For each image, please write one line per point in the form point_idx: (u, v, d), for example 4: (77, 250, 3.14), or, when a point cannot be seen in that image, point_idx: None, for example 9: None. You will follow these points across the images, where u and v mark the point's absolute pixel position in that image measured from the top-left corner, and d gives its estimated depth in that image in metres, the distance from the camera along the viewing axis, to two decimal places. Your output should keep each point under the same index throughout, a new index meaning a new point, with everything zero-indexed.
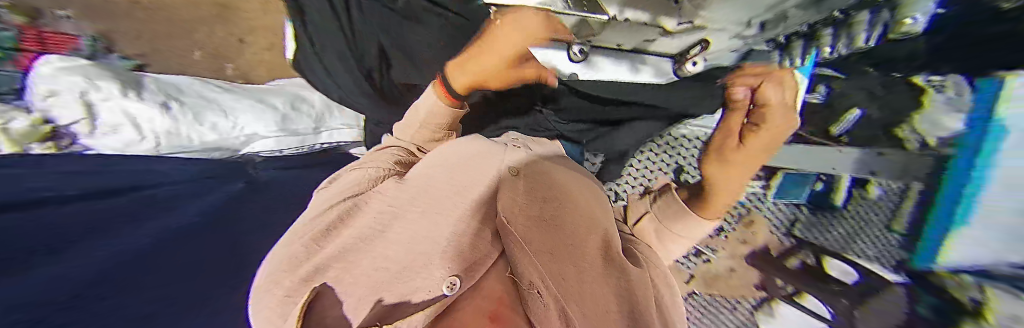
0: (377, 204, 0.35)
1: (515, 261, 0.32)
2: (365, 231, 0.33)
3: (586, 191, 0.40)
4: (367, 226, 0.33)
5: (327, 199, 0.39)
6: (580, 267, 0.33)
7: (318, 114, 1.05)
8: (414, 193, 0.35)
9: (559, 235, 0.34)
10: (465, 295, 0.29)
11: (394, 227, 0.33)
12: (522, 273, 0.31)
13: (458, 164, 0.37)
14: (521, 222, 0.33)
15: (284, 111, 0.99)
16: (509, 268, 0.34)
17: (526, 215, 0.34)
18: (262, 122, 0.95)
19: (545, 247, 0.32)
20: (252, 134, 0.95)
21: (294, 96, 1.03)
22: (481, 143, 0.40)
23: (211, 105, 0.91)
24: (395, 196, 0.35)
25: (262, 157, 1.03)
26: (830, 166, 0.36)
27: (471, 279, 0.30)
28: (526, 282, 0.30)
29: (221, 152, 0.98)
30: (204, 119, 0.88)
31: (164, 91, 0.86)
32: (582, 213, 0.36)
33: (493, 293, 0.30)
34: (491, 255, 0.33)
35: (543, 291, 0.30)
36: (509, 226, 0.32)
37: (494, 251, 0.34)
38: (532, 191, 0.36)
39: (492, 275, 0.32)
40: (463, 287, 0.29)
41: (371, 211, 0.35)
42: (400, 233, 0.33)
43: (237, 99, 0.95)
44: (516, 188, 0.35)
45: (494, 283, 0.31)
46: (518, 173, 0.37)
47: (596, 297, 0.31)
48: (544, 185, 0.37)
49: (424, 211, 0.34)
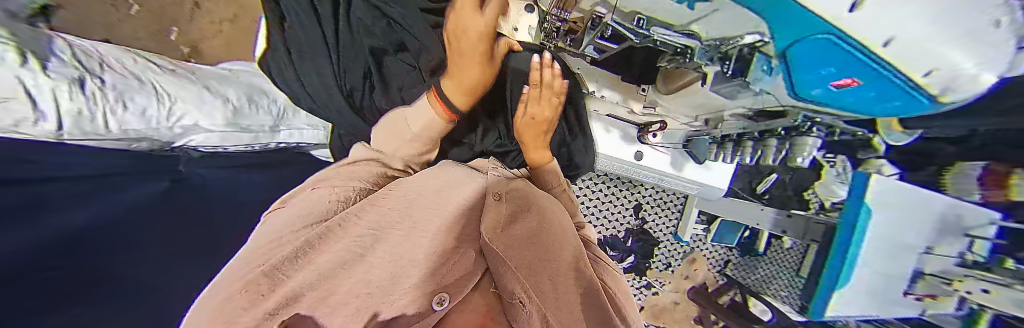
0: (351, 230, 0.29)
1: (499, 277, 0.26)
2: (348, 253, 0.26)
3: (557, 211, 0.37)
4: (346, 250, 0.27)
5: (279, 224, 0.31)
6: (557, 281, 0.27)
7: (274, 109, 0.65)
8: (397, 215, 0.30)
9: (541, 254, 0.28)
10: (452, 313, 0.25)
11: (377, 252, 0.27)
12: (503, 286, 0.26)
13: (427, 191, 0.32)
14: (502, 241, 0.27)
15: (237, 103, 0.59)
16: (492, 283, 0.29)
17: (507, 236, 0.28)
18: (209, 117, 0.54)
19: (524, 262, 0.27)
20: (193, 126, 0.52)
21: (253, 88, 0.64)
22: (458, 169, 0.37)
23: (144, 87, 0.47)
24: (375, 220, 0.30)
25: (201, 151, 0.57)
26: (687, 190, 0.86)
27: (459, 295, 0.25)
28: (507, 294, 0.25)
29: (150, 143, 0.48)
30: (129, 101, 0.43)
31: (73, 52, 0.40)
32: (557, 234, 0.32)
33: (478, 310, 0.26)
34: (476, 272, 0.28)
35: (527, 302, 0.23)
36: (491, 245, 0.27)
37: (477, 270, 0.29)
38: (513, 214, 0.31)
39: (474, 294, 0.27)
40: (451, 305, 0.25)
41: (345, 238, 0.28)
42: (384, 257, 0.26)
43: (179, 83, 0.52)
44: (500, 211, 0.31)
45: (477, 298, 0.27)
46: (500, 198, 0.33)
47: (576, 313, 0.26)
48: (522, 208, 0.33)
49: (408, 233, 0.28)
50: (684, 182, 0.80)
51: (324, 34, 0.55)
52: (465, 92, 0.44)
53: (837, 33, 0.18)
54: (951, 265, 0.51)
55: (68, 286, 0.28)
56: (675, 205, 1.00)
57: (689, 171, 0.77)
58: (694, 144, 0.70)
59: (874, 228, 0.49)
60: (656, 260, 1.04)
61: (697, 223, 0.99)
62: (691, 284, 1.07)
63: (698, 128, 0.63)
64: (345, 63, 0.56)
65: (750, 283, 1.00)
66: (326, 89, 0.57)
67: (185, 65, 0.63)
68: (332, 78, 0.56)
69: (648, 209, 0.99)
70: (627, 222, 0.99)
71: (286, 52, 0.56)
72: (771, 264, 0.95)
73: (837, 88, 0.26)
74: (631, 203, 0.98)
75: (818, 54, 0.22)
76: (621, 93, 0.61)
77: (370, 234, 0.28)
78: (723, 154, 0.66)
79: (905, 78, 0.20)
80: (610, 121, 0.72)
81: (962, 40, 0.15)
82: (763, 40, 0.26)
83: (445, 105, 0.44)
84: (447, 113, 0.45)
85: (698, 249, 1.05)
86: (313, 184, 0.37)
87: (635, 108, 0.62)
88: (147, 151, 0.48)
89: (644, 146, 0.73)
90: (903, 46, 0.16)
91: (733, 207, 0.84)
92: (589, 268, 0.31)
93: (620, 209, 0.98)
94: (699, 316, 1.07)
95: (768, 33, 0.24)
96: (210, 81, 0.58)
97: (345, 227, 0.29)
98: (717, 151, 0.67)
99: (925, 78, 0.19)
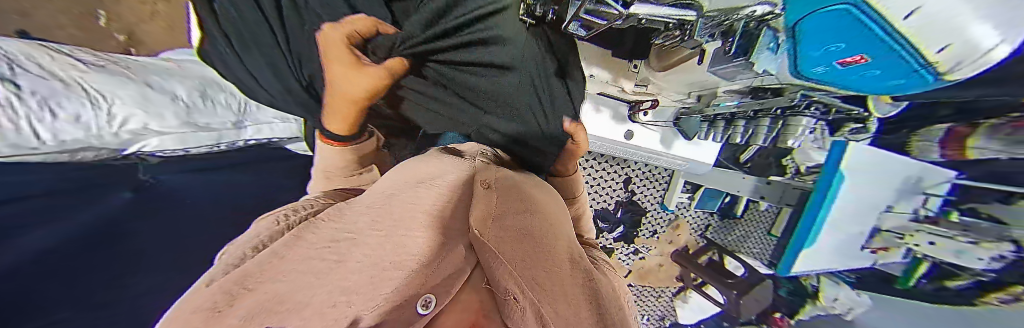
0: (324, 234, 0.22)
1: (490, 269, 0.22)
2: (313, 263, 0.17)
3: (549, 200, 0.38)
4: (315, 258, 0.18)
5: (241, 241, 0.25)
6: (553, 274, 0.24)
7: (233, 104, 0.68)
8: (379, 213, 0.25)
9: (534, 247, 0.26)
10: (442, 317, 0.17)
11: (357, 255, 0.18)
12: (496, 281, 0.21)
13: (409, 188, 0.28)
14: (492, 236, 0.23)
15: (187, 100, 0.61)
16: (484, 277, 0.23)
17: (498, 228, 0.24)
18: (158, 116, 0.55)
19: (517, 258, 0.22)
20: (142, 129, 0.54)
21: (202, 80, 0.66)
22: (449, 164, 0.35)
23: (73, 91, 0.47)
24: (352, 221, 0.24)
25: (157, 157, 0.57)
26: (677, 163, 0.87)
27: (450, 296, 0.17)
28: (500, 290, 0.20)
29: (95, 152, 0.49)
30: (57, 107, 0.45)
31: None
32: (548, 227, 0.31)
33: (470, 306, 0.19)
34: (466, 268, 0.21)
35: (521, 297, 0.19)
36: (484, 244, 0.22)
37: (469, 264, 0.22)
38: (502, 204, 0.29)
39: (465, 291, 0.20)
40: (440, 305, 0.17)
41: (317, 241, 0.21)
42: (362, 260, 0.17)
43: (115, 83, 0.53)
44: (490, 201, 0.28)
45: (469, 295, 0.20)
46: (490, 187, 0.30)
47: (581, 298, 0.24)
48: (513, 197, 0.32)
49: (390, 233, 0.21)
50: (673, 159, 0.82)
51: (268, 22, 0.48)
52: (348, 117, 0.41)
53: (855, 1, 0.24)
54: (905, 220, 0.61)
55: (10, 317, 0.25)
56: (663, 177, 1.03)
57: (676, 149, 0.79)
58: (684, 122, 0.73)
59: (845, 193, 0.54)
60: (643, 229, 1.11)
61: (683, 192, 1.03)
62: (674, 248, 1.16)
63: (691, 105, 0.70)
64: (296, 49, 0.49)
65: (725, 243, 1.11)
66: (289, 89, 0.53)
67: (113, 60, 0.58)
68: (288, 71, 0.51)
69: (637, 182, 1.03)
70: (616, 195, 1.03)
71: (226, 41, 0.51)
72: (746, 225, 1.04)
73: (841, 66, 0.33)
74: (620, 178, 1.01)
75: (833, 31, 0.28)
76: (612, 71, 0.61)
77: (347, 238, 0.20)
78: (712, 133, 0.75)
79: (914, 56, 0.25)
80: (602, 99, 0.71)
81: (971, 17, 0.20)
82: (771, 11, 0.33)
83: (332, 137, 0.43)
84: (340, 143, 0.43)
85: (683, 216, 1.11)
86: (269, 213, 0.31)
87: (627, 86, 0.63)
88: (88, 154, 0.49)
89: (636, 124, 0.74)
90: (923, 24, 0.22)
91: (721, 178, 0.87)
92: (583, 260, 0.31)
93: (611, 183, 1.01)
94: (680, 275, 1.20)
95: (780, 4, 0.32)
96: (151, 77, 0.59)
97: (315, 232, 0.22)
98: (707, 130, 0.74)
99: (936, 54, 0.24)
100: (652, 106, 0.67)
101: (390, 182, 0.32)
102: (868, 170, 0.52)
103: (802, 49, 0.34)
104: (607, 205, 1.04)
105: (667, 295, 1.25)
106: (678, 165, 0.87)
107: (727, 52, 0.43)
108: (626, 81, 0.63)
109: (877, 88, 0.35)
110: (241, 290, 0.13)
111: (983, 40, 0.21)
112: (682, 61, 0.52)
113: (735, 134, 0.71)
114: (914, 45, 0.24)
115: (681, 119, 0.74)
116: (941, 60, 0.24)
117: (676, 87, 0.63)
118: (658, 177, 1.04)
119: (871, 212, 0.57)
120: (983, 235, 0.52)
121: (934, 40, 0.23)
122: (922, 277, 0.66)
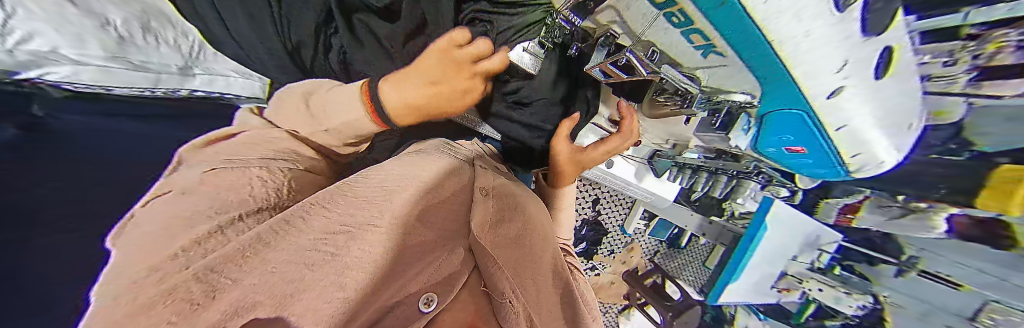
0: (315, 223, 0.19)
1: (490, 274, 0.23)
2: (306, 253, 0.16)
3: (540, 211, 0.43)
4: (308, 248, 0.16)
5: (193, 203, 0.21)
6: (539, 280, 0.29)
7: (182, 43, 0.53)
8: (376, 206, 0.22)
9: (525, 255, 0.30)
10: (443, 314, 0.18)
11: (353, 249, 0.17)
12: (494, 284, 0.23)
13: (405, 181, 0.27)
14: (489, 239, 0.26)
15: (121, 28, 0.47)
16: (481, 280, 0.25)
17: (494, 234, 0.28)
18: (78, 45, 0.41)
19: (511, 265, 0.26)
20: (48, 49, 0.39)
21: (144, 7, 0.50)
22: (446, 160, 0.35)
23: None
24: (347, 212, 0.21)
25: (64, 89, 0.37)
26: (646, 196, 0.93)
27: (451, 294, 0.20)
28: (497, 294, 0.22)
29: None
30: None
31: None
32: (538, 237, 0.35)
33: (468, 306, 0.21)
34: (465, 269, 0.24)
35: (515, 303, 0.21)
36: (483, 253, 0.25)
37: (465, 268, 0.24)
38: (499, 212, 0.32)
39: (463, 291, 0.22)
40: (440, 306, 0.18)
41: (310, 231, 0.19)
42: (362, 255, 0.17)
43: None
44: (488, 207, 0.31)
45: (466, 296, 0.22)
46: (488, 194, 0.33)
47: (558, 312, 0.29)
48: (508, 205, 0.35)
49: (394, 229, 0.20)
50: (640, 191, 0.90)
51: None
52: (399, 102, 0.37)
53: (807, 112, 0.32)
54: (804, 268, 0.74)
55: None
56: (625, 202, 1.11)
57: (647, 183, 0.87)
58: (658, 162, 0.81)
59: (767, 240, 0.64)
60: (602, 247, 1.18)
61: (641, 219, 1.13)
62: (627, 268, 1.25)
63: (665, 150, 0.76)
64: (288, 14, 0.47)
65: (670, 269, 1.21)
66: (269, 48, 0.49)
67: None
68: (272, 28, 0.48)
69: (604, 204, 1.09)
70: (584, 213, 1.09)
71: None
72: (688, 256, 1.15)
73: (788, 151, 0.45)
74: (590, 197, 1.06)
75: (788, 127, 0.38)
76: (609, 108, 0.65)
77: (343, 231, 0.19)
78: (681, 176, 0.84)
79: (842, 158, 0.39)
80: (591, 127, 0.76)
81: (873, 134, 0.33)
82: (749, 100, 0.39)
83: (378, 114, 0.37)
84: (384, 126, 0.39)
85: (637, 240, 1.21)
86: (198, 181, 0.24)
87: (619, 124, 0.69)
88: None
89: (616, 155, 0.80)
90: (845, 133, 0.33)
91: (675, 211, 0.99)
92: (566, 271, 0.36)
93: (581, 201, 1.06)
94: (626, 294, 1.29)
95: (757, 96, 0.37)
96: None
97: (307, 220, 0.20)
98: (676, 174, 0.84)
99: (851, 158, 0.38)
100: (636, 143, 0.74)
101: (389, 173, 0.29)
102: (786, 224, 0.63)
103: (765, 135, 0.45)
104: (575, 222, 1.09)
105: (613, 311, 1.33)
106: (644, 197, 0.94)
107: (714, 123, 0.53)
108: (619, 120, 0.68)
109: (808, 171, 0.50)
110: (222, 280, 0.13)
111: (880, 152, 0.36)
112: (669, 114, 0.56)
113: (699, 181, 0.80)
114: (841, 150, 0.37)
115: (654, 158, 0.82)
116: (855, 161, 0.39)
117: (656, 134, 0.70)
118: (621, 202, 1.11)
119: (780, 260, 0.69)
120: (852, 288, 0.68)
121: (851, 148, 0.36)
122: (810, 316, 0.82)
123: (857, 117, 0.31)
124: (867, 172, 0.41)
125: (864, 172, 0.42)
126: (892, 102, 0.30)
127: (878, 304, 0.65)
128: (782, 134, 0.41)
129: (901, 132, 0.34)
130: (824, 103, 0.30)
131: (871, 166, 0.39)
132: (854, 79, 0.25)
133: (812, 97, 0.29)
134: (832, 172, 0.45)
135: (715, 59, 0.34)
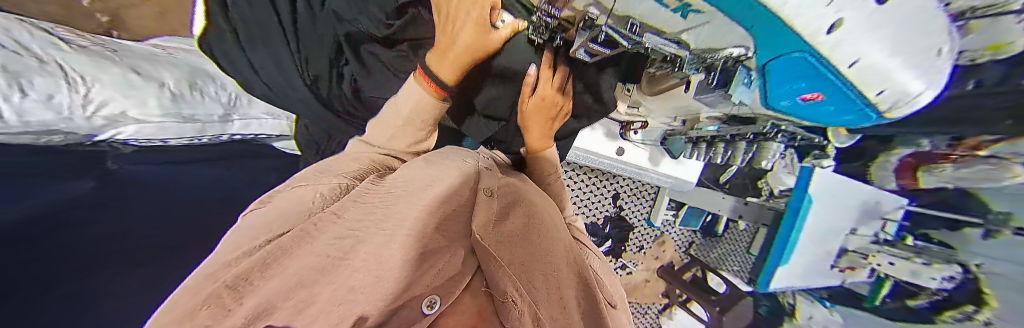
0: (329, 231, 0.23)
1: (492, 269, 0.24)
2: (319, 259, 0.19)
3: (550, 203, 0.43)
4: (320, 254, 0.19)
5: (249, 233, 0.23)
6: (550, 278, 0.28)
7: (224, 96, 0.57)
8: (381, 213, 0.25)
9: (535, 250, 0.29)
10: (444, 317, 0.19)
11: (362, 254, 0.20)
12: (496, 284, 0.22)
13: (414, 188, 0.30)
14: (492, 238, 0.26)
15: (177, 89, 0.50)
16: (483, 282, 0.24)
17: (500, 231, 0.28)
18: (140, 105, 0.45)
19: (518, 261, 0.26)
20: (120, 115, 0.43)
21: (192, 69, 0.54)
22: (454, 166, 0.38)
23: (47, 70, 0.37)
24: (358, 216, 0.25)
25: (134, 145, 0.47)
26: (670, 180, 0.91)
27: (452, 296, 0.20)
28: (499, 293, 0.22)
29: (64, 136, 0.38)
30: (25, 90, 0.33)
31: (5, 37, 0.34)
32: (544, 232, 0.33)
33: (469, 309, 0.21)
34: (467, 271, 0.23)
35: (519, 301, 0.21)
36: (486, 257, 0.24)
37: (468, 269, 0.24)
38: (504, 209, 0.33)
39: (466, 293, 0.22)
40: (442, 308, 0.19)
41: (322, 240, 0.21)
42: (369, 258, 0.19)
43: (96, 65, 0.42)
44: (490, 206, 0.32)
45: (468, 298, 0.22)
46: (491, 194, 0.34)
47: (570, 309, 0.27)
48: (513, 200, 0.36)
49: (394, 232, 0.22)
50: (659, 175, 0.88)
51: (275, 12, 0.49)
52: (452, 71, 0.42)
53: (811, 52, 0.29)
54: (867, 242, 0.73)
55: None
56: (650, 193, 1.07)
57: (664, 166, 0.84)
58: (671, 141, 0.79)
59: (813, 212, 0.58)
60: (631, 244, 1.12)
61: (668, 209, 1.07)
62: (660, 264, 1.16)
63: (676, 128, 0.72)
64: (306, 50, 0.53)
65: (710, 260, 1.12)
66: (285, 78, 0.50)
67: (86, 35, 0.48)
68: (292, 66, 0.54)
69: (625, 197, 1.06)
70: (606, 210, 1.05)
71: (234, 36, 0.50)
72: (730, 243, 1.05)
73: (802, 100, 0.41)
74: (609, 192, 1.04)
75: (790, 73, 0.35)
76: None
77: (351, 235, 0.21)
78: (696, 153, 0.80)
79: (866, 94, 0.36)
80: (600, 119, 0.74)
81: (901, 59, 0.30)
82: (745, 54, 0.36)
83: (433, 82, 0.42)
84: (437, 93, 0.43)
85: (668, 233, 1.13)
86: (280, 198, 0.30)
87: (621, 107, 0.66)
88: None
89: (626, 142, 0.79)
90: (862, 68, 0.31)
91: (703, 197, 0.94)
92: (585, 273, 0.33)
93: (600, 198, 1.04)
94: (666, 291, 1.19)
95: (751, 49, 0.34)
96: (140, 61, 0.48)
97: (319, 229, 0.23)
98: (692, 150, 0.79)
99: (879, 95, 0.36)
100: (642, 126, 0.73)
101: (391, 179, 0.32)
102: (831, 191, 0.58)
103: (772, 86, 0.41)
104: (597, 220, 1.05)
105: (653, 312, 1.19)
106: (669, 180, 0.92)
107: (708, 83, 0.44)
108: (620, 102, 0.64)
109: (826, 121, 0.47)
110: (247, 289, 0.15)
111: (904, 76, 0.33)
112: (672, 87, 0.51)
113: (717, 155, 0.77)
114: (864, 88, 0.35)
115: (666, 138, 0.78)
116: (884, 95, 0.36)
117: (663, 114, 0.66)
118: (643, 193, 1.08)
119: (832, 234, 0.62)
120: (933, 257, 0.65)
121: (875, 82, 0.33)
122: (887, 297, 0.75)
123: (869, 45, 0.28)
124: (902, 106, 0.39)
125: (899, 109, 0.40)
126: (910, 28, 0.27)
127: (968, 273, 0.61)
128: (791, 82, 0.38)
129: (925, 60, 0.32)
130: (824, 40, 0.27)
131: (903, 95, 0.37)
132: (849, 10, 0.23)
133: (809, 36, 0.27)
134: (861, 117, 0.42)
135: (697, 18, 0.31)
